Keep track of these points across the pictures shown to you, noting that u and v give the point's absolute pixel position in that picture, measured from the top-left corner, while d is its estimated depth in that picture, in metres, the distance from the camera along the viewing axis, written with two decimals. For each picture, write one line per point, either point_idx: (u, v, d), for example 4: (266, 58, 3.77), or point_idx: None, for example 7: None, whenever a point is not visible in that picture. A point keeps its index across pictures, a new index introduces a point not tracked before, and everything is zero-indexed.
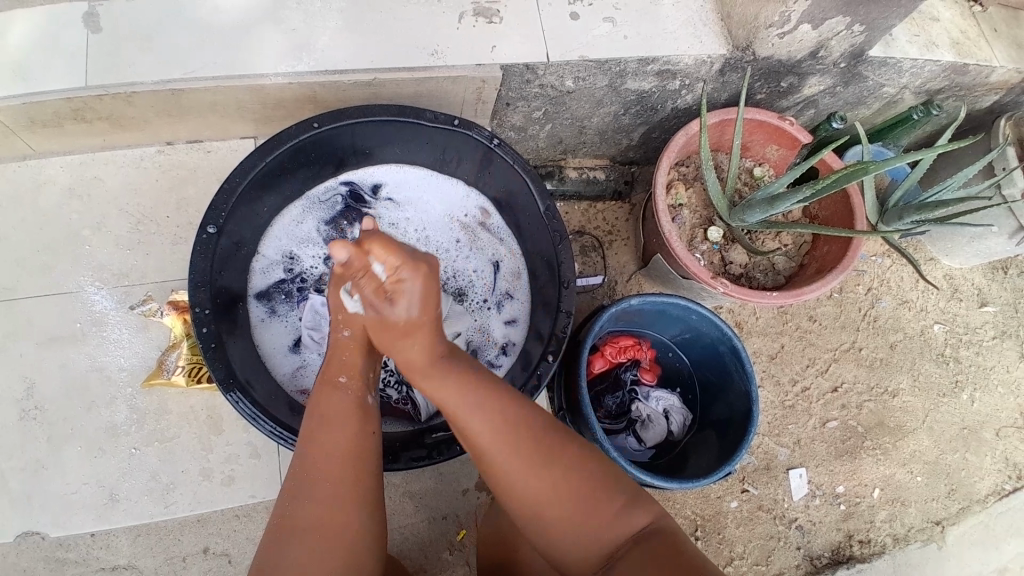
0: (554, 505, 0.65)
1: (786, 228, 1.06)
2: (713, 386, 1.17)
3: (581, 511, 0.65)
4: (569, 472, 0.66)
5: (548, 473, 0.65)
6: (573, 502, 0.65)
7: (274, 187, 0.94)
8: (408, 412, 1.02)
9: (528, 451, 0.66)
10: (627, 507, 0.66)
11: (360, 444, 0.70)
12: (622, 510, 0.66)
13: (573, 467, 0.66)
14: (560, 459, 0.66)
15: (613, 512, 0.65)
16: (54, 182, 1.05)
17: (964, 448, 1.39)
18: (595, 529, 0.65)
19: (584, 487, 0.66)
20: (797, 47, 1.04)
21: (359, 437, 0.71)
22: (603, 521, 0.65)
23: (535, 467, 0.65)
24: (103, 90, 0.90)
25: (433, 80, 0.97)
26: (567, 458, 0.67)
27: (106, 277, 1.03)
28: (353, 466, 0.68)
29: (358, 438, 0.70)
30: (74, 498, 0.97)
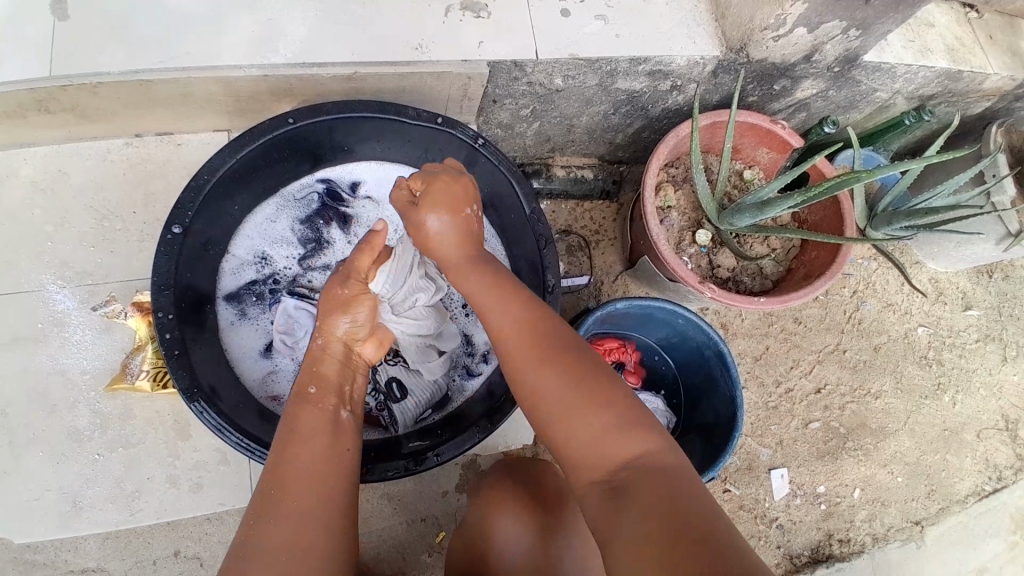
0: (562, 409, 0.61)
1: (774, 234, 1.04)
2: (697, 390, 1.16)
3: (583, 422, 0.60)
4: (572, 376, 0.62)
5: (548, 375, 0.63)
6: (570, 402, 0.61)
7: (248, 184, 0.90)
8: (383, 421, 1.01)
9: (536, 349, 0.64)
10: (632, 425, 0.60)
11: (334, 466, 0.68)
12: (620, 426, 0.59)
13: (568, 383, 0.63)
14: (559, 360, 0.63)
15: (612, 430, 0.60)
16: (18, 175, 1.00)
17: (945, 449, 1.40)
18: (593, 437, 0.59)
19: (586, 393, 0.61)
20: (790, 51, 1.02)
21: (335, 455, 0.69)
22: (602, 433, 0.59)
23: (535, 365, 0.64)
24: (67, 80, 0.85)
25: (416, 75, 0.93)
26: (567, 374, 0.63)
27: (67, 275, 0.99)
28: (331, 483, 0.66)
29: (330, 455, 0.69)
30: (38, 504, 0.94)
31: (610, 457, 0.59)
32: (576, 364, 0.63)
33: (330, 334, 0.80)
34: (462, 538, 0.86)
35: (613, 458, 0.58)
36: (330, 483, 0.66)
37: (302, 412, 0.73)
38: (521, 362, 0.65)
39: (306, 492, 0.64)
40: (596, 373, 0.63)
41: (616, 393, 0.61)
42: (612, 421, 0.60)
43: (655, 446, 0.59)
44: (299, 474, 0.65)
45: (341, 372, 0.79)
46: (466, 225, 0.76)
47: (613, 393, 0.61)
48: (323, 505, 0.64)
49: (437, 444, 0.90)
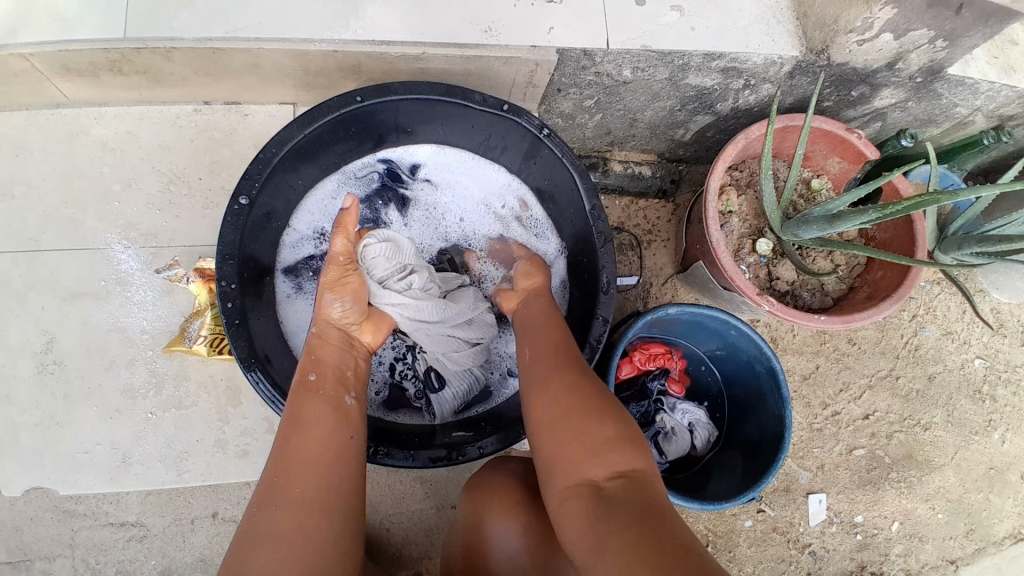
0: (558, 430, 0.67)
1: (841, 249, 0.99)
2: (743, 405, 1.13)
3: (578, 434, 0.65)
4: (573, 397, 0.68)
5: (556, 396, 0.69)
6: (570, 421, 0.66)
7: (311, 159, 0.90)
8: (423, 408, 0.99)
9: (551, 374, 0.72)
10: (621, 441, 0.64)
11: (335, 449, 0.68)
12: (612, 441, 0.64)
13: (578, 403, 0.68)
14: (568, 385, 0.70)
15: (606, 441, 0.64)
16: (88, 134, 1.02)
17: (989, 488, 1.34)
18: (581, 452, 0.64)
19: (586, 412, 0.67)
20: (875, 56, 0.97)
21: (339, 436, 0.70)
22: (594, 445, 0.64)
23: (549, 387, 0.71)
24: (142, 42, 0.86)
25: (484, 59, 0.91)
26: (576, 397, 0.69)
27: (134, 237, 1.01)
28: (330, 465, 0.66)
29: (334, 438, 0.69)
30: (90, 456, 0.97)
31: (595, 470, 0.63)
32: (583, 389, 0.69)
33: (323, 318, 0.82)
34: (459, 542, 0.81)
35: (603, 471, 0.63)
36: (331, 465, 0.66)
37: (305, 394, 0.72)
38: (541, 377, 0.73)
39: (306, 474, 0.64)
40: (598, 398, 0.68)
41: (610, 418, 0.66)
42: (606, 436, 0.64)
43: (639, 466, 0.63)
44: (299, 458, 0.65)
45: (347, 355, 0.81)
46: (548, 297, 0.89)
47: (608, 417, 0.66)
48: (323, 486, 0.64)
49: (478, 437, 0.89)
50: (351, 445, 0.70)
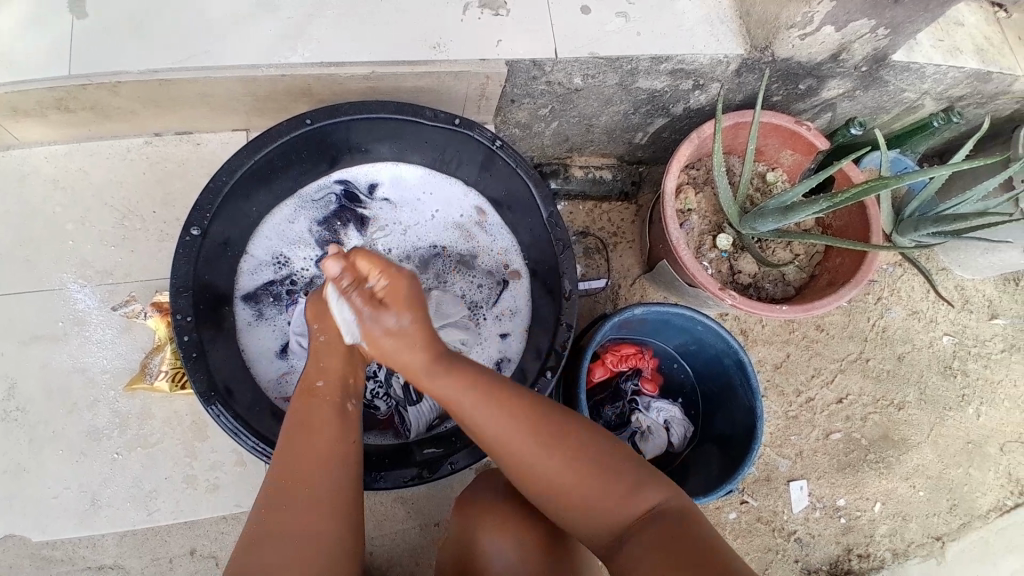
0: (568, 490, 0.66)
1: (797, 239, 1.01)
2: (716, 399, 1.14)
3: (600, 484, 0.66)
4: (579, 449, 0.67)
5: (557, 459, 0.66)
6: (586, 478, 0.66)
7: (266, 184, 0.89)
8: (395, 424, 0.99)
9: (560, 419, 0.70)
10: (642, 482, 0.67)
11: (348, 452, 0.68)
12: (633, 486, 0.66)
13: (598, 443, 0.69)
14: (560, 446, 0.67)
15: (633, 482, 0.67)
16: (39, 174, 1.00)
17: (968, 462, 1.36)
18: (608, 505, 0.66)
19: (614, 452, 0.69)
20: (817, 50, 0.99)
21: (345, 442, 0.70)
22: (618, 496, 0.66)
23: (542, 453, 0.66)
24: (86, 79, 0.85)
25: (435, 75, 0.92)
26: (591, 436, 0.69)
27: (90, 274, 0.99)
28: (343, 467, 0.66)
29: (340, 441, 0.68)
30: (56, 503, 0.94)
31: (624, 514, 0.65)
32: (579, 441, 0.68)
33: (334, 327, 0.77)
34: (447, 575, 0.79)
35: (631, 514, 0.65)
36: (340, 465, 0.66)
37: (311, 406, 0.71)
38: (525, 455, 0.67)
39: (318, 477, 0.64)
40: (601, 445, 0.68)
41: (624, 464, 0.68)
42: (628, 484, 0.66)
43: (666, 496, 0.67)
44: (314, 463, 0.66)
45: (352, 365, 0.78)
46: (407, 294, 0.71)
47: (620, 470, 0.67)
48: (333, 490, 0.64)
49: (451, 451, 0.88)
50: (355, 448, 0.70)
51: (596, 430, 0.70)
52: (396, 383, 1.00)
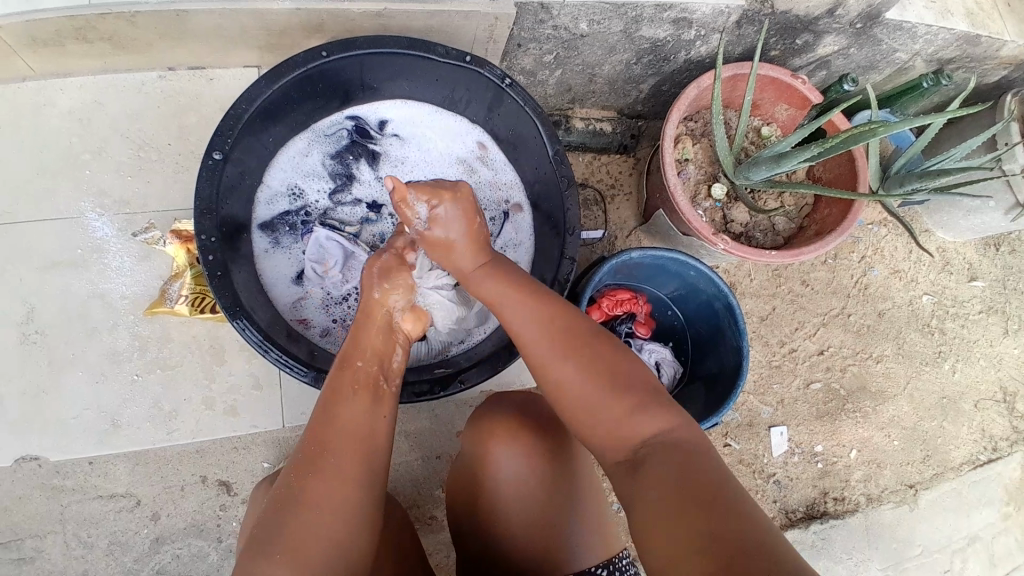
0: (581, 397, 0.68)
1: (789, 188, 1.05)
2: (704, 343, 1.20)
3: (605, 400, 0.67)
4: (595, 369, 0.68)
5: (572, 368, 0.69)
6: (599, 397, 0.67)
7: (279, 118, 0.92)
8: None
9: (561, 344, 0.70)
10: (649, 405, 0.66)
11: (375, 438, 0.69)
12: (644, 408, 0.66)
13: (599, 367, 0.68)
14: (578, 360, 0.69)
15: (633, 406, 0.66)
16: (55, 105, 1.02)
17: (942, 416, 1.44)
18: (615, 424, 0.66)
19: (614, 386, 0.67)
20: (815, 3, 1.02)
21: (374, 417, 0.71)
22: (628, 416, 0.66)
23: (561, 358, 0.69)
24: (107, 9, 0.87)
25: (445, 14, 0.94)
26: (598, 358, 0.69)
27: (106, 204, 1.02)
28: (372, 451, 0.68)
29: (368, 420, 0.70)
30: (77, 422, 0.99)
31: (636, 433, 0.65)
32: (604, 358, 0.69)
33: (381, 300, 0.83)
34: (461, 476, 0.85)
35: (638, 434, 0.65)
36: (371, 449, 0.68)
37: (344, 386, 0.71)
38: (546, 358, 0.70)
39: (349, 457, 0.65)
40: (617, 364, 0.69)
41: (637, 390, 0.67)
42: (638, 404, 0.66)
43: (675, 423, 0.65)
44: (340, 435, 0.67)
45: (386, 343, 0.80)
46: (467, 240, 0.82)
47: (627, 391, 0.67)
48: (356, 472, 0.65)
49: (462, 371, 0.93)
50: (383, 425, 0.71)
51: (613, 349, 0.71)
52: None
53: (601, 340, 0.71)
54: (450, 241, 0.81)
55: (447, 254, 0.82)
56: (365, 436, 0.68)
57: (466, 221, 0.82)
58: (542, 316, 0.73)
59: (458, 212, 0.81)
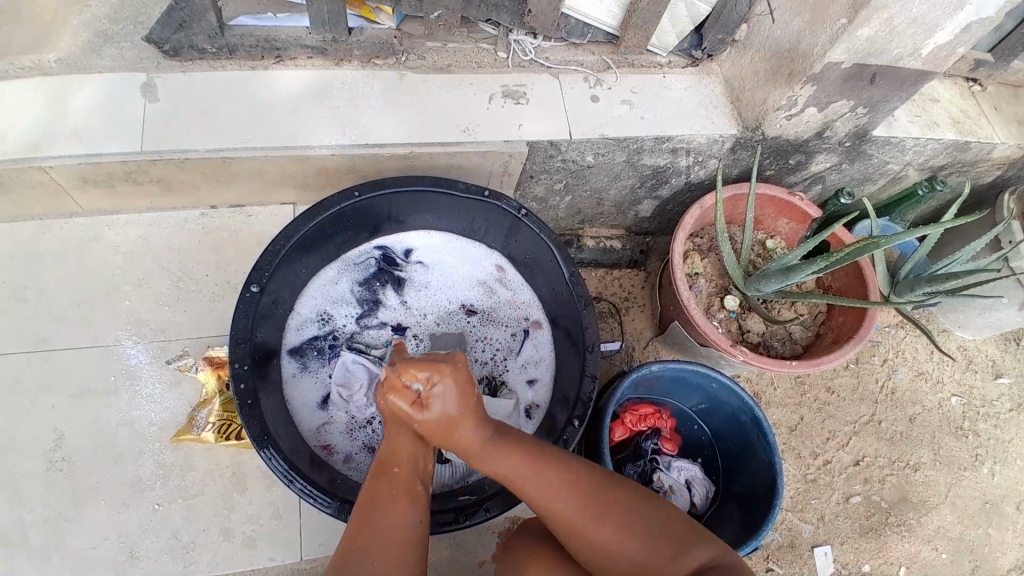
0: (619, 551, 0.71)
1: (801, 299, 1.08)
2: (734, 458, 1.17)
3: (644, 548, 0.71)
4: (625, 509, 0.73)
5: (607, 529, 0.72)
6: (637, 547, 0.71)
7: (312, 250, 0.99)
8: None
9: (588, 507, 0.72)
10: (686, 543, 0.72)
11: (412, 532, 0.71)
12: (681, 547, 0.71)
13: (632, 514, 0.73)
14: (609, 516, 0.72)
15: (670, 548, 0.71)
16: (102, 240, 1.11)
17: (986, 523, 1.35)
18: (657, 568, 0.70)
19: (647, 529, 0.72)
20: (803, 128, 1.12)
21: (411, 518, 0.72)
22: (670, 556, 0.71)
23: (594, 519, 0.72)
24: (157, 155, 0.97)
25: (464, 153, 1.04)
26: (628, 508, 0.73)
27: (143, 333, 1.07)
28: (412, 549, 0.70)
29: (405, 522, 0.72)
30: (94, 553, 0.97)
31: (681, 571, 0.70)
32: (625, 502, 0.73)
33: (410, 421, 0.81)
34: None
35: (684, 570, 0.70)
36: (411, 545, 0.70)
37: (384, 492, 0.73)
38: (578, 524, 0.72)
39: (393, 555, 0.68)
40: (646, 510, 0.74)
41: (668, 526, 0.73)
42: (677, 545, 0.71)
43: (708, 552, 0.71)
44: (381, 535, 0.69)
45: (418, 446, 0.78)
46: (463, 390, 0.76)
47: (662, 532, 0.72)
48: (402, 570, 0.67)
49: (486, 498, 0.92)
50: (420, 528, 0.72)
51: (635, 489, 0.76)
52: None
53: (622, 485, 0.75)
54: (454, 420, 0.75)
55: (452, 435, 0.76)
56: (403, 535, 0.70)
57: (460, 398, 0.76)
58: (568, 481, 0.74)
59: (453, 394, 0.75)
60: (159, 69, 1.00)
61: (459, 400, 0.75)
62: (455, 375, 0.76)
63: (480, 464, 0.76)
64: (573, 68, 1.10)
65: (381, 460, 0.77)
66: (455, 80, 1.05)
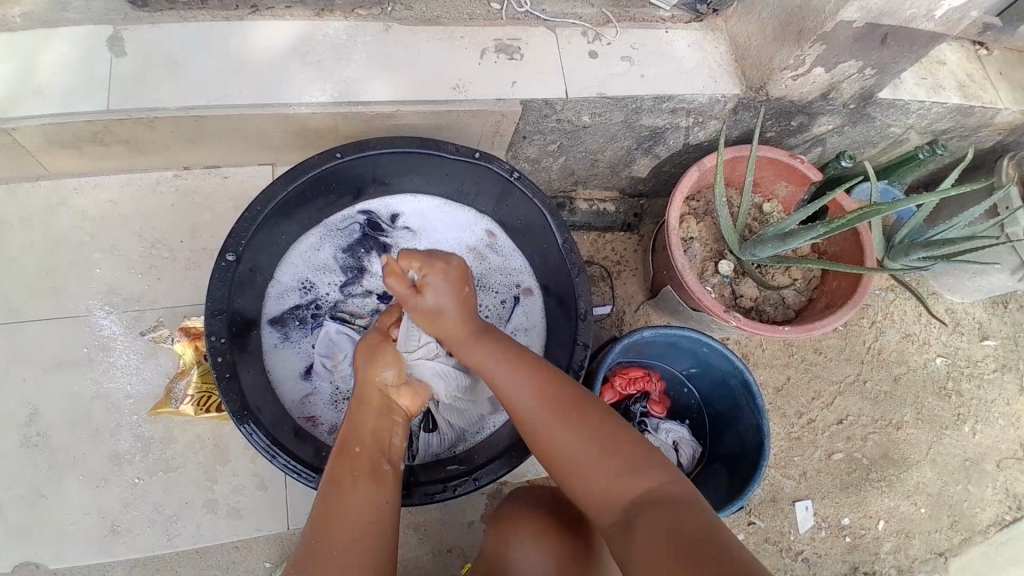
0: (574, 465, 0.69)
1: (796, 264, 1.06)
2: (722, 420, 1.18)
3: (596, 470, 0.68)
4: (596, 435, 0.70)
5: (563, 438, 0.70)
6: (589, 461, 0.69)
7: (291, 214, 0.94)
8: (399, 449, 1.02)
9: (547, 410, 0.71)
10: (641, 466, 0.68)
11: (373, 528, 0.68)
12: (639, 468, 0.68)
13: (589, 432, 0.70)
14: (572, 427, 0.70)
15: (624, 469, 0.68)
16: (68, 205, 1.06)
17: (966, 479, 1.39)
18: (609, 484, 0.68)
19: (599, 446, 0.69)
20: (809, 89, 1.06)
21: (379, 499, 0.70)
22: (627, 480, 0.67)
23: (554, 421, 0.70)
24: (125, 114, 0.90)
25: (453, 113, 0.98)
26: (584, 425, 0.70)
27: (116, 301, 1.04)
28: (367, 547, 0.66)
29: (369, 513, 0.69)
30: (74, 529, 0.96)
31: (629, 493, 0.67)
32: (586, 419, 0.71)
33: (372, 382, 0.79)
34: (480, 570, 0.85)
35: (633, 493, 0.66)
36: (374, 544, 0.67)
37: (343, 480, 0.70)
38: (541, 427, 0.71)
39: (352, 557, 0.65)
40: (605, 430, 0.70)
41: (625, 448, 0.69)
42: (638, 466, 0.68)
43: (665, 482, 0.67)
44: (355, 526, 0.67)
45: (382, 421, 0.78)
46: (460, 302, 0.75)
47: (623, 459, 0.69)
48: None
49: (474, 469, 0.92)
50: (387, 505, 0.71)
51: (600, 410, 0.72)
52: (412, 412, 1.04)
53: (590, 408, 0.72)
54: (440, 312, 0.74)
55: (448, 333, 0.76)
56: (374, 519, 0.68)
57: (456, 297, 0.75)
58: (536, 386, 0.72)
59: (449, 287, 0.74)
60: (127, 20, 0.92)
61: (456, 298, 0.74)
62: (450, 272, 0.74)
63: (473, 360, 0.77)
64: (570, 21, 1.03)
65: (342, 440, 0.74)
66: (441, 32, 0.98)
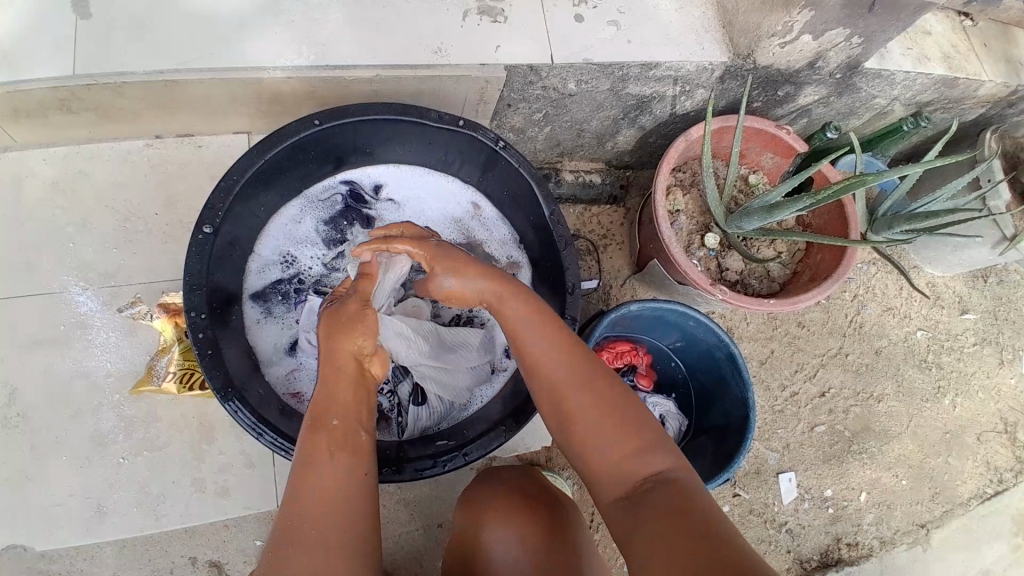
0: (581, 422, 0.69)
1: (782, 237, 1.06)
2: (708, 393, 1.18)
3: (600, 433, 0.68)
4: (602, 409, 0.69)
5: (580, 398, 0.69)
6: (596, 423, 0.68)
7: (269, 186, 0.91)
8: (390, 425, 0.99)
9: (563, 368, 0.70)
10: (651, 449, 0.67)
11: (354, 485, 0.66)
12: (657, 448, 0.67)
13: (606, 396, 0.69)
14: (590, 385, 0.70)
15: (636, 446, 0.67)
16: (36, 177, 1.01)
17: (946, 452, 1.42)
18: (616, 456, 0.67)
19: (613, 415, 0.69)
20: (796, 57, 1.05)
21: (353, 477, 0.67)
22: (638, 456, 0.67)
23: (573, 379, 0.70)
24: (94, 79, 0.86)
25: (436, 79, 0.95)
26: (602, 393, 0.70)
27: (90, 277, 1.00)
28: (348, 506, 0.65)
29: (350, 475, 0.66)
30: (62, 509, 0.94)
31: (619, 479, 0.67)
32: (609, 386, 0.70)
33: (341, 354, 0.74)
34: (455, 549, 0.84)
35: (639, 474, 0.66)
36: (356, 498, 0.66)
37: (317, 445, 0.67)
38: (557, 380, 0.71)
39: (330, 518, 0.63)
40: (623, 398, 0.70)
41: (637, 425, 0.68)
42: (653, 444, 0.68)
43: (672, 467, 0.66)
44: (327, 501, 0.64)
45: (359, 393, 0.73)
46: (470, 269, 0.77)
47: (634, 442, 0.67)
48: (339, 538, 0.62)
49: (464, 442, 0.91)
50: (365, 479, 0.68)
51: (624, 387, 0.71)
52: (402, 386, 1.01)
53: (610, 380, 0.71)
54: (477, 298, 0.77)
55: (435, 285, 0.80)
56: (343, 498, 0.65)
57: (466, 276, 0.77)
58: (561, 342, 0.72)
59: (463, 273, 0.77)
60: None
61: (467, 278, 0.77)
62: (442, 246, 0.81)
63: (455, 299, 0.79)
64: None
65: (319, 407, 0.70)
66: None
